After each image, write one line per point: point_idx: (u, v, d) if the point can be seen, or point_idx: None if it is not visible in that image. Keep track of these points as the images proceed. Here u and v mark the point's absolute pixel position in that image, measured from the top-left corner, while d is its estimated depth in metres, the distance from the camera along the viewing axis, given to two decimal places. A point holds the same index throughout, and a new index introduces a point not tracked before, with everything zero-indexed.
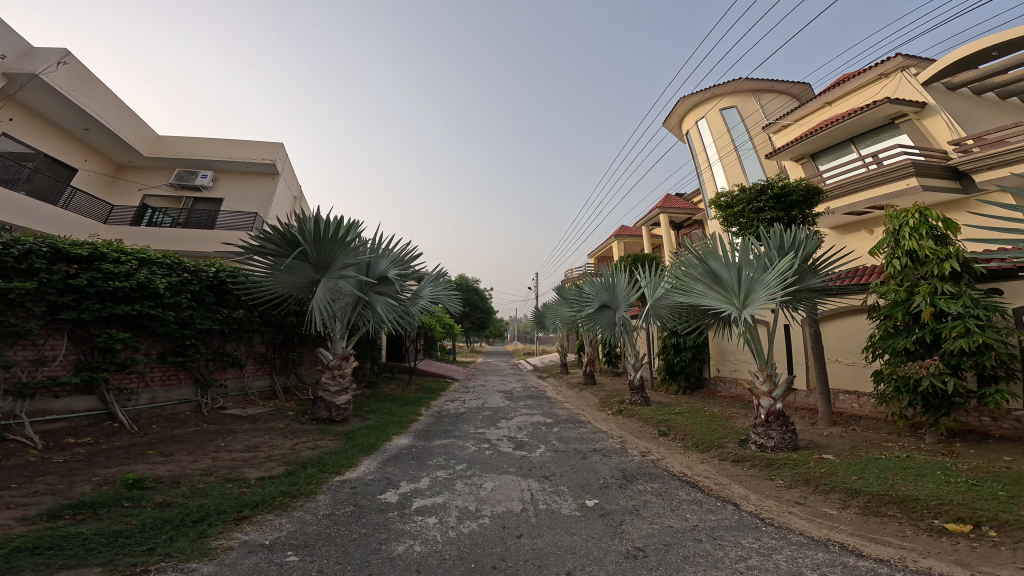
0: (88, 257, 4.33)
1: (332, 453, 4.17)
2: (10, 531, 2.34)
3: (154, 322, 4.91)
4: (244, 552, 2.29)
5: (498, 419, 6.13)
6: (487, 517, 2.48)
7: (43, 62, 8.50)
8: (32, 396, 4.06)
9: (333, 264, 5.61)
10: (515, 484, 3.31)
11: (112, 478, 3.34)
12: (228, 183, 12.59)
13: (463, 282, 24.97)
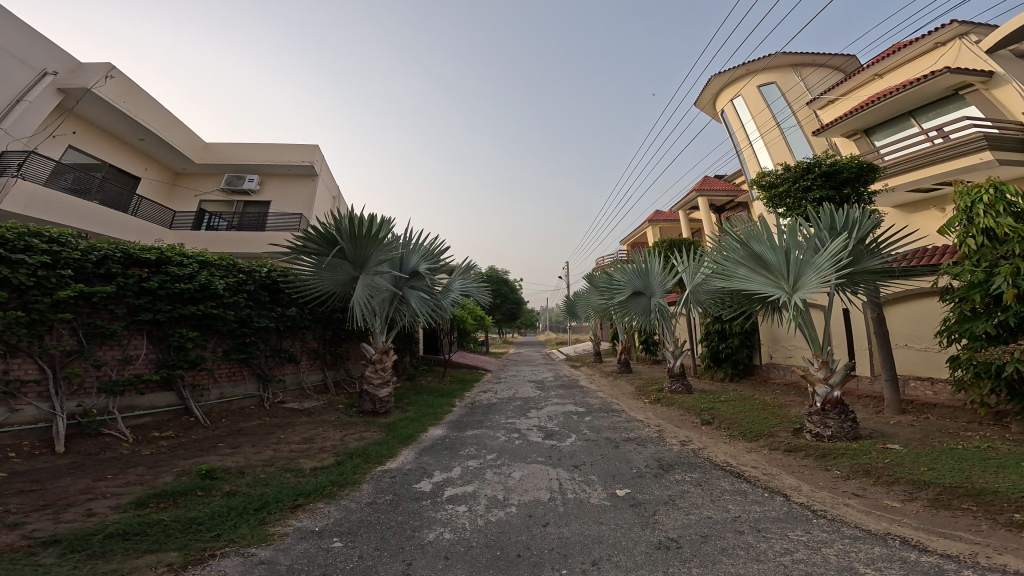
0: (156, 261, 4.63)
1: (375, 444, 4.36)
2: (104, 518, 2.60)
3: (218, 321, 5.22)
4: (298, 537, 2.47)
5: (529, 409, 6.19)
6: (514, 506, 2.49)
7: (90, 77, 8.99)
8: (119, 393, 4.44)
9: (369, 260, 5.78)
10: (542, 473, 3.31)
11: (189, 468, 3.63)
12: (273, 186, 13.08)
13: (493, 274, 24.92)
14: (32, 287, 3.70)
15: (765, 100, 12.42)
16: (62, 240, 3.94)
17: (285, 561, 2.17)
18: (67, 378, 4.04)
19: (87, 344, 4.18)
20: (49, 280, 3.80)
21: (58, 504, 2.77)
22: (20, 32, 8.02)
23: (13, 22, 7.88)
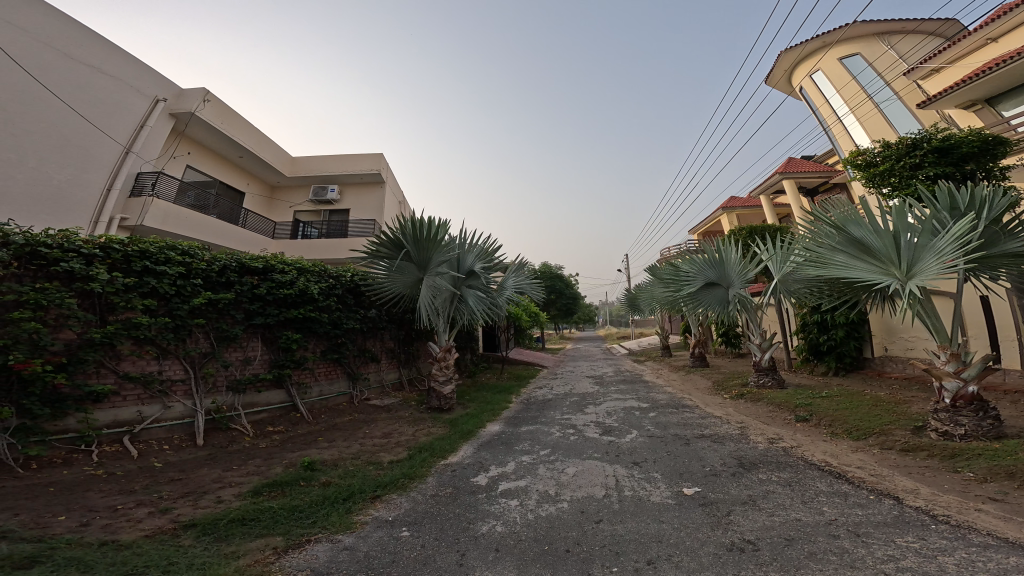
0: (264, 268, 5.09)
1: (440, 439, 4.51)
2: (229, 505, 2.91)
3: (315, 323, 5.69)
4: (374, 526, 2.61)
5: (587, 405, 6.14)
6: (567, 502, 2.46)
7: (190, 99, 9.62)
8: (243, 391, 4.95)
9: (431, 262, 5.98)
10: (599, 470, 3.24)
11: (295, 460, 3.97)
12: (350, 195, 13.90)
13: (547, 270, 24.79)
14: (174, 295, 4.17)
15: (851, 72, 11.40)
16: (192, 252, 4.40)
17: (363, 548, 2.29)
18: (203, 377, 4.55)
19: (217, 346, 4.67)
20: (184, 289, 4.25)
21: (195, 492, 3.15)
22: (131, 65, 8.66)
23: (125, 57, 8.55)
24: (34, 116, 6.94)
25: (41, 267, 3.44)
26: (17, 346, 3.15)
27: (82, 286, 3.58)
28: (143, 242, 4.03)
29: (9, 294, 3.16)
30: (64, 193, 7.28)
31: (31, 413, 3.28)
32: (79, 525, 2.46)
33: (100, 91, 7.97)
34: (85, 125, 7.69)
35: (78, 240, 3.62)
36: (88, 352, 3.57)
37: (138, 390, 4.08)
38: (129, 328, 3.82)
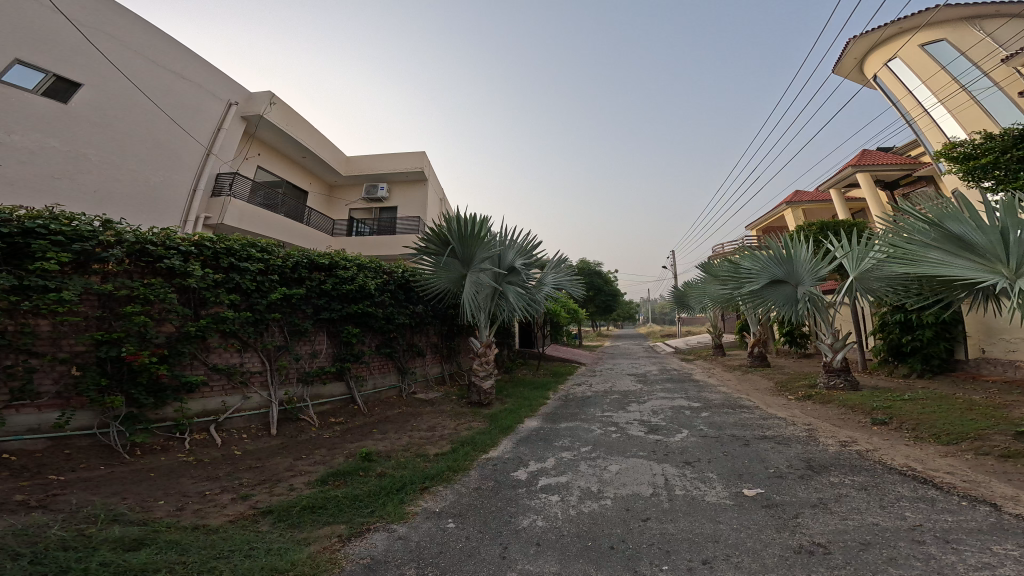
0: (330, 264, 5.20)
1: (480, 433, 4.40)
2: (301, 493, 2.93)
3: (371, 318, 5.74)
4: (424, 515, 2.44)
5: (628, 402, 5.87)
6: (609, 499, 2.34)
7: (257, 104, 9.79)
8: (310, 383, 5.10)
9: (475, 258, 5.96)
10: (645, 467, 3.03)
11: (354, 451, 3.99)
12: (398, 192, 14.06)
13: (585, 266, 24.35)
14: (255, 290, 4.35)
15: (938, 61, 10.15)
16: (269, 249, 4.57)
17: (416, 537, 2.04)
18: (278, 369, 4.71)
19: (290, 340, 4.83)
20: (262, 285, 4.41)
21: (270, 480, 3.21)
22: (205, 69, 8.91)
23: (199, 62, 8.76)
24: (130, 121, 7.44)
25: (148, 264, 3.69)
26: (129, 337, 3.38)
27: (180, 282, 3.81)
28: (224, 240, 4.16)
29: (123, 290, 3.39)
30: (158, 192, 7.80)
31: (136, 402, 3.52)
32: (175, 510, 2.57)
33: (180, 96, 8.31)
34: (172, 128, 8.10)
35: (177, 238, 3.84)
36: (184, 345, 3.78)
37: (222, 382, 4.28)
38: (217, 323, 4.01)
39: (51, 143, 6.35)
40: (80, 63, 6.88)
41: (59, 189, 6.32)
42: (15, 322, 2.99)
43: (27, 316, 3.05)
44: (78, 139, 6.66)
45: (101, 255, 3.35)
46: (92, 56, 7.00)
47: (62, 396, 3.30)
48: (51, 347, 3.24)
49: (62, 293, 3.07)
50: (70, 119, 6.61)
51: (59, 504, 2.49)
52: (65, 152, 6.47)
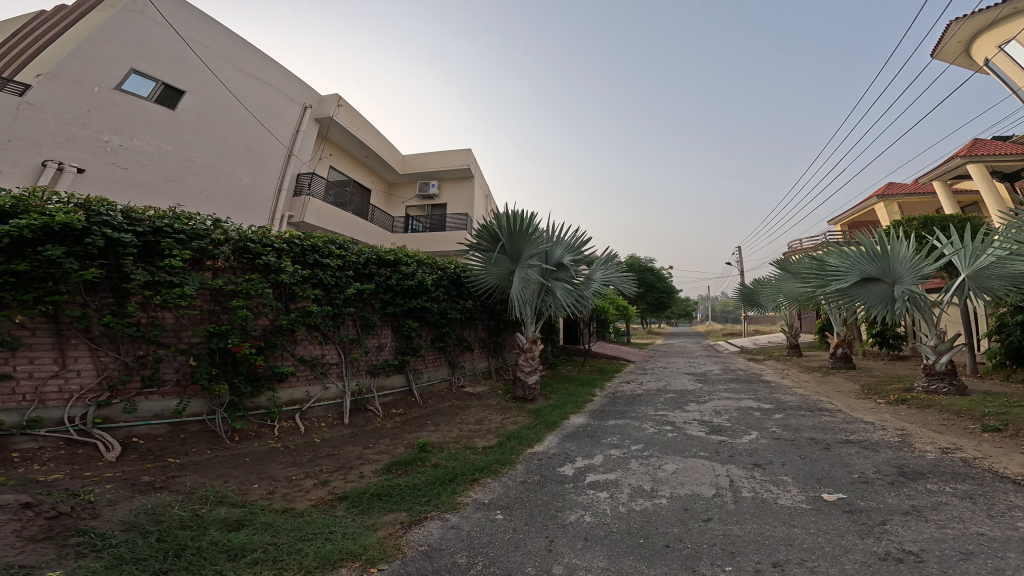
0: (394, 261, 5.05)
1: (524, 429, 3.81)
2: (370, 480, 2.70)
3: (426, 312, 5.48)
4: (475, 506, 2.17)
5: (688, 402, 5.07)
6: (664, 498, 2.24)
7: (327, 106, 9.51)
8: (378, 374, 4.99)
9: (525, 255, 5.24)
10: (706, 468, 2.85)
11: (412, 442, 3.68)
12: (448, 189, 13.47)
13: (634, 262, 23.29)
14: (333, 286, 4.35)
15: None
16: (346, 245, 4.54)
17: (468, 527, 1.94)
18: (351, 360, 4.67)
19: (361, 333, 4.75)
20: (340, 280, 4.41)
21: (342, 467, 3.01)
22: (284, 75, 8.92)
23: (282, 69, 8.86)
24: (227, 126, 7.66)
25: (248, 260, 3.83)
26: (233, 330, 3.56)
27: (275, 277, 3.91)
28: (307, 239, 4.20)
29: (229, 285, 3.59)
30: (250, 193, 7.92)
31: (237, 390, 3.66)
32: (267, 493, 2.49)
33: (265, 102, 8.40)
34: (260, 132, 8.22)
35: (272, 235, 3.95)
36: (277, 337, 3.88)
37: (305, 371, 4.33)
38: (304, 317, 4.07)
39: (160, 146, 6.72)
40: (183, 72, 7.23)
41: (165, 189, 6.65)
42: (147, 315, 3.26)
43: (156, 309, 3.31)
44: (182, 142, 6.99)
45: (208, 253, 3.53)
46: (192, 65, 7.34)
47: (180, 383, 3.52)
48: (174, 338, 3.43)
49: (183, 288, 3.29)
50: (177, 125, 6.97)
51: (175, 485, 2.57)
52: (175, 155, 6.88)
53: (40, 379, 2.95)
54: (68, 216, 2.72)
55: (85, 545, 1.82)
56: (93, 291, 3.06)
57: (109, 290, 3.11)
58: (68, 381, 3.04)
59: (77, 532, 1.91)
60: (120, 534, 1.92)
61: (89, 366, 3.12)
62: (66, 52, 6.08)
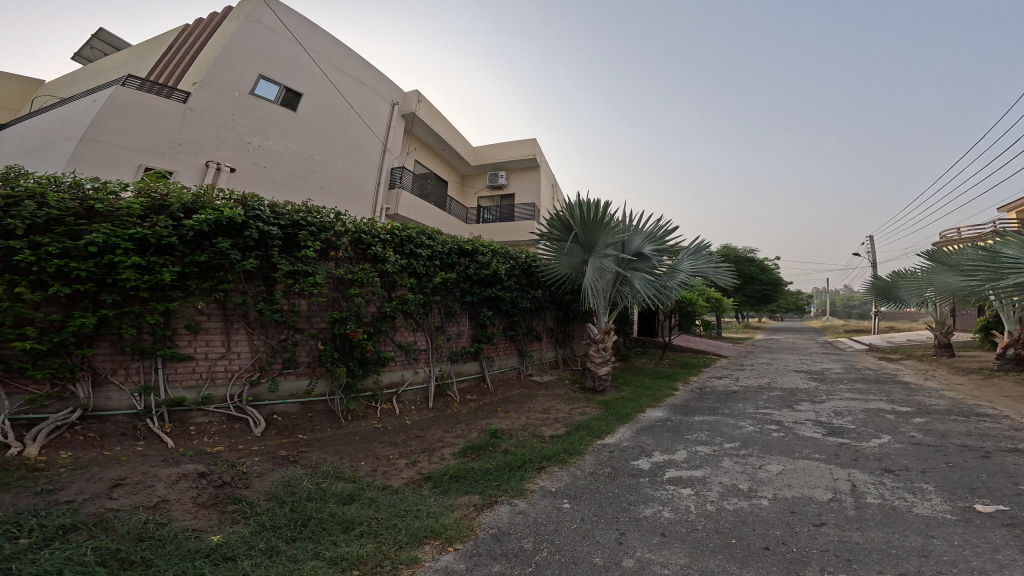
0: (473, 250, 4.88)
1: (595, 419, 3.51)
2: (449, 462, 2.73)
3: (502, 301, 5.31)
4: (543, 493, 2.08)
5: (799, 402, 4.50)
6: (765, 499, 2.02)
7: (409, 103, 9.76)
8: (457, 361, 4.92)
9: (599, 244, 4.94)
10: (820, 470, 2.51)
11: (484, 429, 3.58)
12: (517, 179, 13.29)
13: (730, 250, 21.25)
14: (424, 276, 4.32)
15: None
16: (433, 236, 4.46)
17: (535, 512, 1.90)
18: (437, 347, 4.61)
19: (444, 321, 4.68)
20: (430, 269, 4.37)
21: (427, 449, 3.07)
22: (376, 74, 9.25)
23: (375, 68, 9.14)
24: (336, 126, 8.11)
25: (361, 251, 3.92)
26: (351, 316, 3.72)
27: (380, 267, 3.98)
28: (404, 230, 4.19)
29: (346, 273, 3.73)
30: (356, 186, 8.39)
31: (352, 372, 3.81)
32: (372, 470, 2.62)
33: (364, 101, 8.79)
34: (363, 129, 8.66)
35: (378, 227, 3.99)
36: (383, 325, 3.95)
37: (399, 356, 4.29)
38: (403, 306, 4.09)
39: (287, 146, 7.25)
40: (302, 75, 7.66)
41: (294, 186, 7.20)
42: (288, 302, 3.49)
43: (294, 298, 3.52)
44: (304, 142, 7.50)
45: (330, 243, 3.67)
46: (305, 68, 7.73)
47: (312, 366, 3.74)
48: (306, 324, 3.65)
49: (314, 277, 3.48)
50: (298, 126, 7.46)
51: (306, 460, 2.80)
52: (298, 154, 7.39)
53: (212, 360, 3.27)
54: (226, 210, 3.00)
55: (240, 512, 2.10)
56: (250, 280, 3.35)
57: (260, 279, 3.39)
58: (231, 362, 3.36)
59: (234, 500, 2.20)
60: (263, 503, 2.17)
61: (246, 348, 3.42)
62: (212, 61, 6.58)
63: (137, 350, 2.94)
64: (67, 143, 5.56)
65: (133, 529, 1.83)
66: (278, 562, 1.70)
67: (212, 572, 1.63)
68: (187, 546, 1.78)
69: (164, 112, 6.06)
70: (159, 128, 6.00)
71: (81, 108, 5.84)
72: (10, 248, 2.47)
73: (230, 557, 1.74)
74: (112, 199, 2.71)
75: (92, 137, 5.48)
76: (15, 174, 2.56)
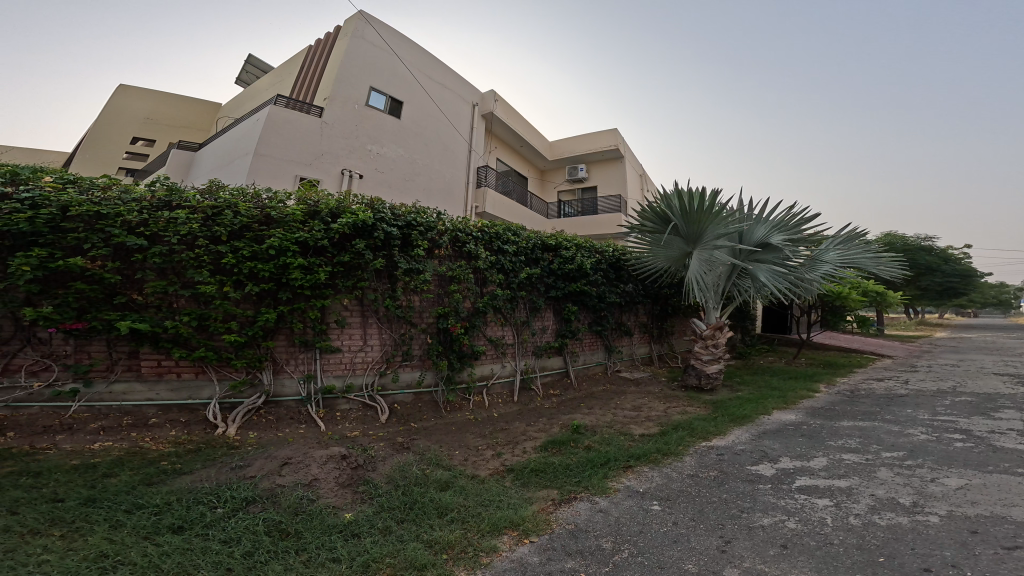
0: (556, 245, 4.83)
1: (701, 419, 3.17)
2: (530, 455, 2.68)
3: (588, 296, 5.15)
4: (628, 493, 2.02)
5: (996, 408, 3.53)
6: (933, 516, 1.61)
7: (488, 102, 9.90)
8: (542, 356, 4.84)
9: (706, 234, 4.47)
10: (1021, 486, 1.93)
11: (568, 425, 3.42)
12: (598, 171, 12.76)
13: (894, 238, 17.93)
14: (511, 272, 4.36)
15: None
16: (517, 232, 4.49)
17: (617, 512, 1.87)
18: (523, 341, 4.62)
19: (530, 316, 4.67)
20: (517, 264, 4.41)
21: (511, 442, 3.03)
22: None
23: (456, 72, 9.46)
24: (433, 131, 8.56)
25: (458, 248, 4.05)
26: (452, 311, 3.91)
27: (473, 263, 4.09)
28: (493, 227, 4.27)
29: (449, 271, 3.89)
30: (452, 187, 8.80)
31: (452, 366, 3.96)
32: (463, 459, 2.70)
33: (450, 104, 9.08)
34: (455, 133, 9.09)
35: (470, 225, 4.10)
36: (477, 318, 4.07)
37: (489, 350, 4.38)
38: (494, 301, 4.17)
39: (396, 153, 7.82)
40: (402, 85, 8.12)
41: (404, 189, 7.76)
42: (405, 299, 3.74)
43: (408, 296, 3.75)
44: (409, 145, 8.01)
45: (433, 242, 3.86)
46: (403, 77, 8.17)
47: (423, 359, 3.94)
48: (418, 319, 3.88)
49: (422, 274, 3.67)
50: (404, 133, 7.98)
51: (416, 447, 2.97)
52: (405, 159, 7.91)
53: (353, 352, 3.62)
54: (359, 214, 3.31)
55: (367, 492, 2.31)
56: (380, 277, 3.61)
57: (385, 276, 3.64)
58: (367, 353, 3.67)
59: (364, 482, 2.41)
60: (384, 485, 2.36)
61: (377, 341, 3.71)
62: (333, 77, 7.14)
63: (302, 342, 3.35)
64: (242, 159, 6.39)
65: (293, 503, 2.14)
66: (387, 543, 1.83)
67: (342, 547, 1.85)
68: (327, 521, 2.04)
69: (305, 127, 6.75)
70: (304, 142, 6.71)
71: (246, 128, 6.69)
72: (216, 253, 2.94)
73: (356, 534, 1.95)
74: (281, 207, 3.12)
75: (262, 152, 6.26)
76: (215, 188, 3.05)
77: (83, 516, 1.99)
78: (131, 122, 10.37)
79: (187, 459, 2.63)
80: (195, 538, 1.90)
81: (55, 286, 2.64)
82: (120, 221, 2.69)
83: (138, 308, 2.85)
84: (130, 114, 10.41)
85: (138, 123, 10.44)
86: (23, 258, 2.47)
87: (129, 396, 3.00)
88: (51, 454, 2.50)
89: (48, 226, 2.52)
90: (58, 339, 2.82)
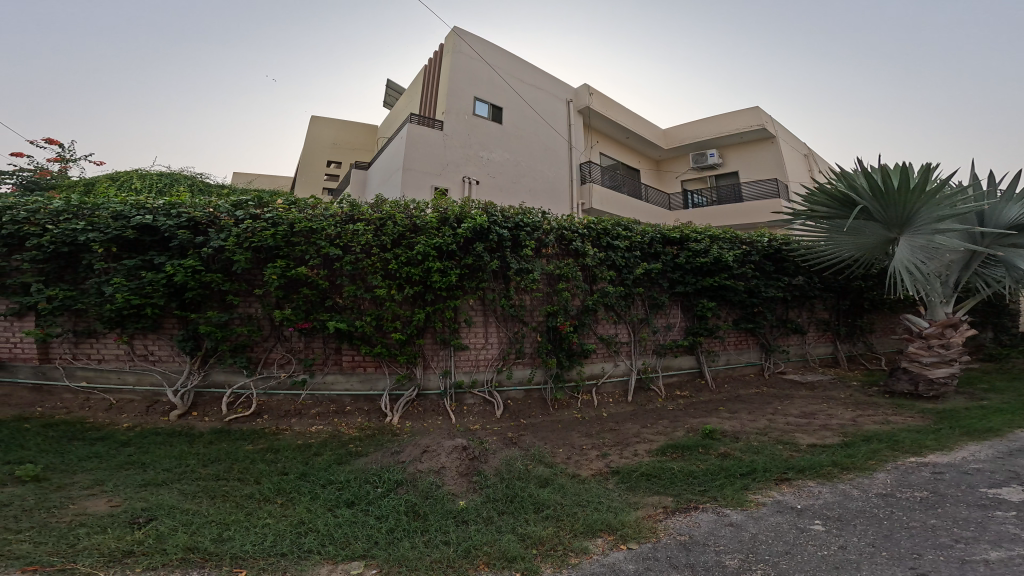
0: (681, 237, 4.45)
1: (916, 432, 2.76)
2: (642, 460, 2.45)
3: (730, 291, 4.67)
4: (775, 509, 1.72)
5: None
6: None
7: (583, 97, 9.62)
8: (664, 355, 4.49)
9: (916, 216, 3.74)
10: None
11: (698, 426, 3.11)
12: (735, 156, 11.43)
13: None
14: (623, 266, 4.19)
15: None
16: (630, 227, 4.26)
17: (754, 529, 1.58)
18: (641, 340, 4.34)
19: (650, 313, 4.41)
20: (630, 260, 4.21)
21: (619, 443, 2.77)
22: None
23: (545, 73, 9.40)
24: (535, 134, 8.72)
25: (564, 246, 4.01)
26: (561, 309, 3.87)
27: (580, 259, 4.03)
28: (601, 223, 4.11)
29: (556, 268, 3.89)
30: (556, 186, 8.81)
31: (561, 364, 3.92)
32: (566, 458, 2.59)
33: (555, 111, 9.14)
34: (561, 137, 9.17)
35: (576, 222, 4.03)
36: (586, 317, 4.01)
37: (601, 348, 4.20)
38: (604, 298, 4.04)
39: (503, 156, 8.12)
40: (499, 91, 8.42)
41: (514, 191, 8.06)
42: (518, 296, 3.83)
43: (518, 295, 3.83)
44: (513, 147, 8.27)
45: (541, 241, 3.91)
46: (500, 85, 8.43)
47: (533, 356, 3.97)
48: (530, 317, 3.92)
49: (530, 273, 3.75)
50: (511, 138, 8.28)
51: (523, 443, 2.88)
52: (512, 160, 8.16)
53: (479, 349, 3.84)
54: (477, 218, 3.57)
55: (478, 480, 2.32)
56: (497, 277, 3.81)
57: (501, 277, 3.83)
58: (489, 348, 3.87)
59: (477, 472, 2.42)
60: (493, 477, 2.33)
61: (495, 339, 3.88)
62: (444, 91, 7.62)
63: (441, 340, 3.66)
64: (394, 174, 7.15)
65: (425, 489, 2.23)
66: (492, 528, 1.81)
67: (456, 530, 1.84)
68: (446, 506, 2.07)
69: (434, 139, 7.29)
70: (436, 154, 7.25)
71: (393, 147, 7.51)
72: (385, 260, 3.48)
73: (466, 521, 1.92)
74: (422, 215, 3.58)
75: (407, 165, 6.91)
76: (381, 202, 3.64)
77: (297, 487, 2.41)
78: (326, 150, 12.92)
79: (364, 445, 3.01)
80: (360, 512, 2.11)
81: (291, 291, 3.44)
82: (325, 235, 3.40)
83: (340, 309, 3.50)
84: (322, 143, 12.96)
85: (328, 150, 12.96)
86: (273, 268, 3.31)
87: (335, 385, 3.66)
88: (287, 433, 3.22)
89: (284, 240, 3.34)
90: (296, 336, 3.63)
